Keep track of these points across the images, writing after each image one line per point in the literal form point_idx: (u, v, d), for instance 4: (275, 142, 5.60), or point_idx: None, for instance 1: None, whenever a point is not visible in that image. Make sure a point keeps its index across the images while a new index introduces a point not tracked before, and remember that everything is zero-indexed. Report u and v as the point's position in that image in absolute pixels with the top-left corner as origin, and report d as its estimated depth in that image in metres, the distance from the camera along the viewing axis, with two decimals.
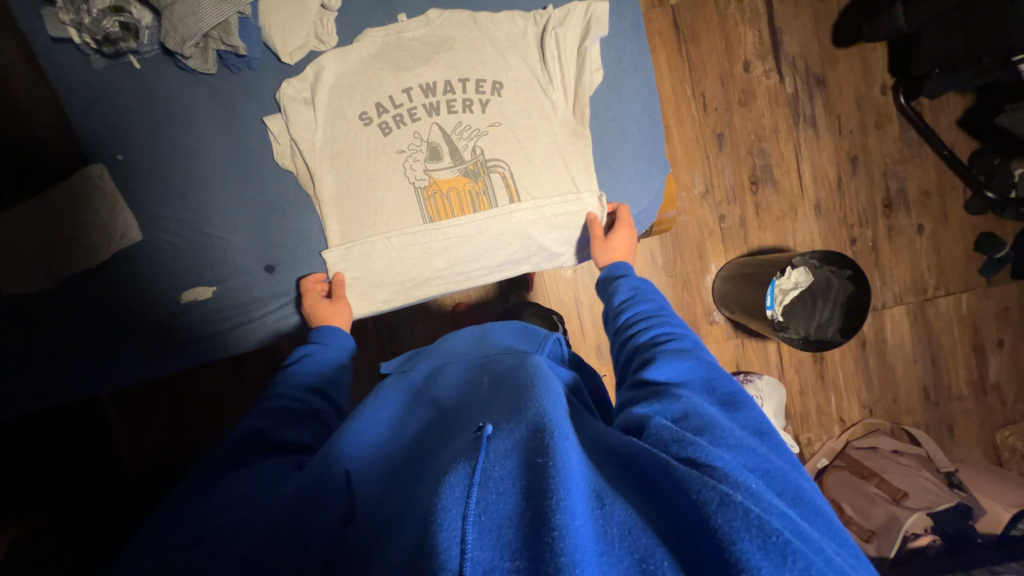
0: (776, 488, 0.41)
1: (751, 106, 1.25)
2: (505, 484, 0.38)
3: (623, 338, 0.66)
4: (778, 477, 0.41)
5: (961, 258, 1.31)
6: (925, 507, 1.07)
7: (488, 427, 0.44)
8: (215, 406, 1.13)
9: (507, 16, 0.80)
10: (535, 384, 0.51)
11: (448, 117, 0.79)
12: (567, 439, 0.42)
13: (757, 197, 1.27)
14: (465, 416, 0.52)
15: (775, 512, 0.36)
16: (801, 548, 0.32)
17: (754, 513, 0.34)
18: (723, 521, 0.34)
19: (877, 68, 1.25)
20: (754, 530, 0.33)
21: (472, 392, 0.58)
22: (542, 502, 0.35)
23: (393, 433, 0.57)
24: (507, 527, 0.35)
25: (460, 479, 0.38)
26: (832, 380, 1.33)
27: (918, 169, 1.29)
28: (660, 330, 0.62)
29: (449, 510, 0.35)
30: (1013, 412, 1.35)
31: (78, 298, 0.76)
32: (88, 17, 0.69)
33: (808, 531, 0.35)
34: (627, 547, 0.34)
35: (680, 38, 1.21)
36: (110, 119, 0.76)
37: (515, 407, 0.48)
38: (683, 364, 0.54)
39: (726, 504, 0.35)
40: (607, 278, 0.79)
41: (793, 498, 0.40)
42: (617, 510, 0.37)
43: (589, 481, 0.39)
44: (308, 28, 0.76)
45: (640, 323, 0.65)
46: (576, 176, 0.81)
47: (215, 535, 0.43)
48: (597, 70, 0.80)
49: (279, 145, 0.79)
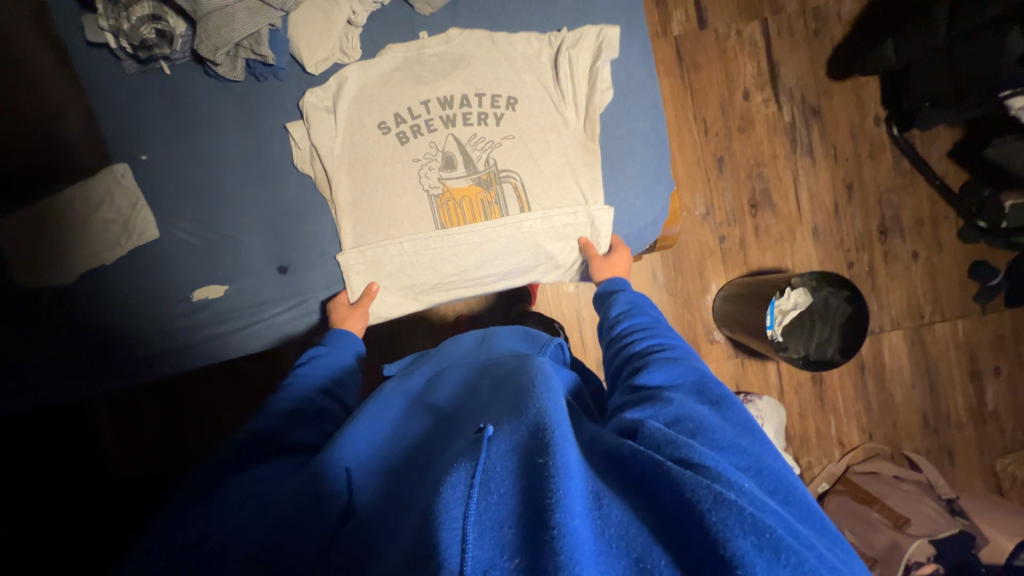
0: (768, 487, 0.41)
1: (750, 132, 1.30)
2: (506, 484, 0.37)
3: (617, 348, 0.67)
4: (769, 475, 0.42)
5: (956, 285, 1.34)
6: (927, 534, 1.05)
7: (488, 428, 0.42)
8: (210, 414, 1.11)
9: (523, 37, 0.84)
10: (535, 385, 0.50)
11: (464, 129, 0.82)
12: (566, 439, 0.41)
13: (756, 220, 1.31)
14: (467, 413, 0.52)
15: (769, 511, 0.36)
16: (795, 545, 0.33)
17: (748, 511, 0.34)
18: (717, 519, 0.33)
19: (870, 101, 1.31)
20: (747, 527, 0.33)
21: (470, 396, 0.57)
22: (541, 501, 0.35)
23: (392, 437, 0.56)
24: (507, 527, 0.34)
25: (460, 480, 0.37)
26: (832, 403, 1.33)
27: (912, 198, 1.33)
28: (653, 340, 0.64)
29: (449, 510, 0.35)
30: (1012, 440, 1.35)
31: (94, 294, 0.77)
32: (126, 24, 0.72)
33: (800, 529, 0.36)
34: (623, 547, 0.33)
35: (683, 67, 1.27)
36: (138, 120, 0.79)
37: (515, 407, 0.47)
38: (674, 370, 0.55)
39: (719, 502, 0.34)
40: (607, 293, 0.81)
41: (786, 497, 0.41)
42: (615, 510, 0.36)
43: (587, 481, 0.38)
44: (334, 42, 0.79)
45: (635, 334, 0.67)
46: (585, 189, 0.84)
47: (213, 538, 0.43)
48: (608, 90, 0.83)
49: (298, 150, 0.81)
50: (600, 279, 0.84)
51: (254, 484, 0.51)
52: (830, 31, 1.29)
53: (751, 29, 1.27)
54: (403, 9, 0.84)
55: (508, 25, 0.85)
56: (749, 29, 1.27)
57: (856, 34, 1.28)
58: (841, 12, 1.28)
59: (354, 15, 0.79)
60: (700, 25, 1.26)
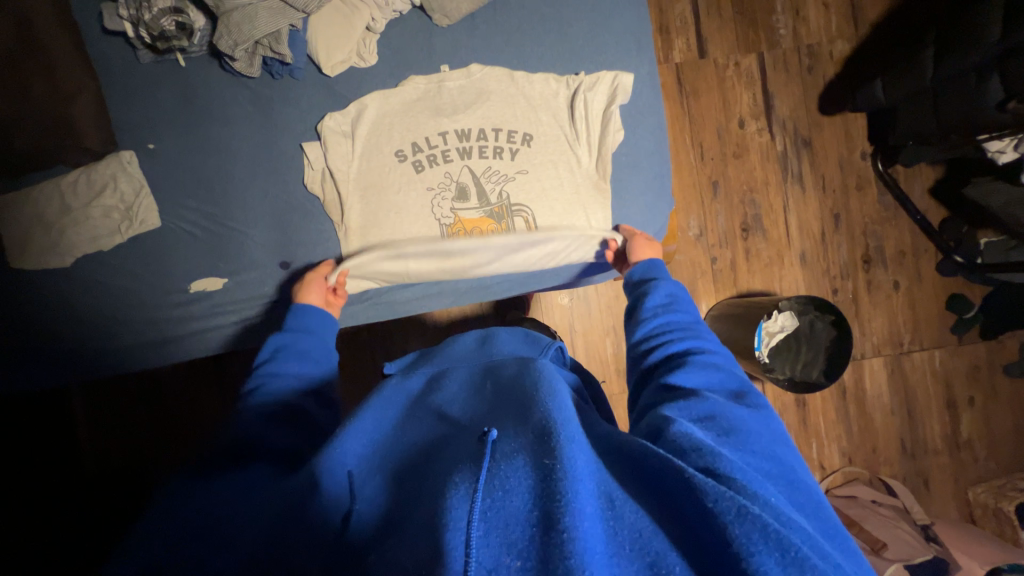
0: (801, 499, 0.42)
1: (744, 159, 1.34)
2: (512, 483, 0.37)
3: (652, 341, 0.65)
4: (799, 486, 0.43)
5: (935, 316, 1.39)
6: (903, 558, 1.09)
7: (494, 432, 0.43)
8: (192, 410, 1.08)
9: (542, 77, 0.87)
10: (541, 390, 0.50)
11: (479, 161, 0.86)
12: (575, 441, 0.41)
13: (747, 244, 1.34)
14: (475, 418, 0.51)
15: (796, 527, 0.37)
16: (818, 562, 0.33)
17: (772, 526, 0.34)
18: (740, 533, 0.34)
19: (858, 136, 1.37)
20: (771, 542, 0.33)
21: (477, 399, 0.56)
22: (551, 503, 0.35)
23: (394, 436, 0.55)
24: (515, 525, 0.34)
25: (464, 483, 0.38)
26: (814, 425, 1.36)
27: (895, 231, 1.39)
28: (692, 340, 0.62)
29: (455, 511, 0.35)
30: (985, 469, 1.39)
31: (86, 280, 0.77)
32: (147, 14, 0.73)
33: (825, 546, 0.37)
34: (638, 549, 0.34)
35: (682, 92, 1.32)
36: (148, 110, 0.79)
37: (521, 414, 0.47)
38: (712, 377, 0.54)
39: (743, 515, 0.35)
40: (642, 275, 0.78)
41: (812, 511, 0.42)
42: (628, 513, 0.37)
43: (598, 482, 0.38)
44: (352, 46, 0.81)
45: (672, 330, 0.65)
46: (593, 224, 0.87)
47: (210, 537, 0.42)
48: (619, 131, 0.87)
49: (312, 170, 0.82)
50: (637, 259, 0.82)
51: (236, 486, 0.50)
52: (822, 68, 1.35)
53: (749, 61, 1.33)
54: (421, 20, 0.86)
55: (521, 42, 0.88)
56: (747, 61, 1.33)
57: (845, 72, 1.35)
58: (833, 52, 1.35)
59: (373, 22, 0.81)
60: (701, 54, 1.32)
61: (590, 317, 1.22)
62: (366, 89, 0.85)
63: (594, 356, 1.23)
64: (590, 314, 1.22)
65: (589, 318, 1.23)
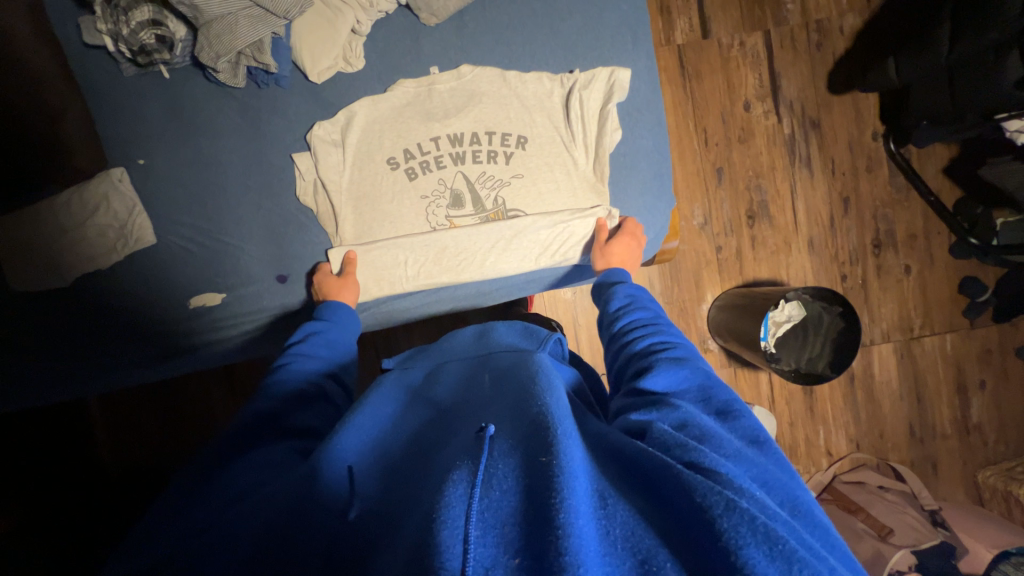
0: (776, 499, 0.40)
1: (750, 143, 1.30)
2: (508, 481, 0.37)
3: (619, 343, 0.65)
4: (777, 486, 0.41)
5: (946, 299, 1.36)
6: (910, 544, 1.09)
7: (490, 428, 0.43)
8: (207, 409, 1.11)
9: (536, 76, 0.85)
10: (537, 383, 0.49)
11: (473, 167, 0.85)
12: (571, 437, 0.40)
13: (753, 231, 1.31)
14: (466, 412, 0.51)
15: (780, 520, 0.36)
16: (807, 557, 0.32)
17: (758, 519, 0.33)
18: (728, 525, 0.33)
19: (869, 116, 1.32)
20: (759, 535, 0.32)
21: (471, 392, 0.56)
22: (546, 499, 0.34)
23: (389, 431, 0.54)
24: (510, 525, 0.33)
25: (461, 480, 0.37)
26: (821, 413, 1.35)
27: (906, 213, 1.35)
28: (657, 337, 0.62)
29: (453, 508, 0.34)
30: (995, 452, 1.38)
31: (81, 297, 0.77)
32: (126, 28, 0.73)
33: (810, 540, 0.36)
34: (629, 548, 0.33)
35: (685, 76, 1.27)
36: (136, 125, 0.79)
37: (517, 407, 0.46)
38: (680, 372, 0.53)
39: (731, 509, 0.34)
40: (603, 283, 0.78)
41: (793, 507, 0.39)
42: (619, 511, 0.35)
43: (593, 480, 0.37)
44: (338, 51, 0.79)
45: (637, 330, 0.65)
46: (584, 215, 0.85)
47: (211, 530, 0.41)
48: (616, 131, 0.86)
49: (303, 181, 0.81)
50: (603, 267, 0.81)
51: (250, 473, 0.49)
52: (832, 44, 1.29)
53: (754, 40, 1.27)
54: (408, 19, 0.83)
55: (512, 39, 0.85)
56: (752, 40, 1.27)
57: (856, 48, 1.29)
58: (843, 27, 1.29)
59: (357, 24, 0.79)
60: (703, 35, 1.26)
61: (593, 311, 1.21)
62: (355, 96, 0.83)
63: (597, 350, 1.23)
64: (593, 308, 1.21)
65: (592, 312, 1.22)
